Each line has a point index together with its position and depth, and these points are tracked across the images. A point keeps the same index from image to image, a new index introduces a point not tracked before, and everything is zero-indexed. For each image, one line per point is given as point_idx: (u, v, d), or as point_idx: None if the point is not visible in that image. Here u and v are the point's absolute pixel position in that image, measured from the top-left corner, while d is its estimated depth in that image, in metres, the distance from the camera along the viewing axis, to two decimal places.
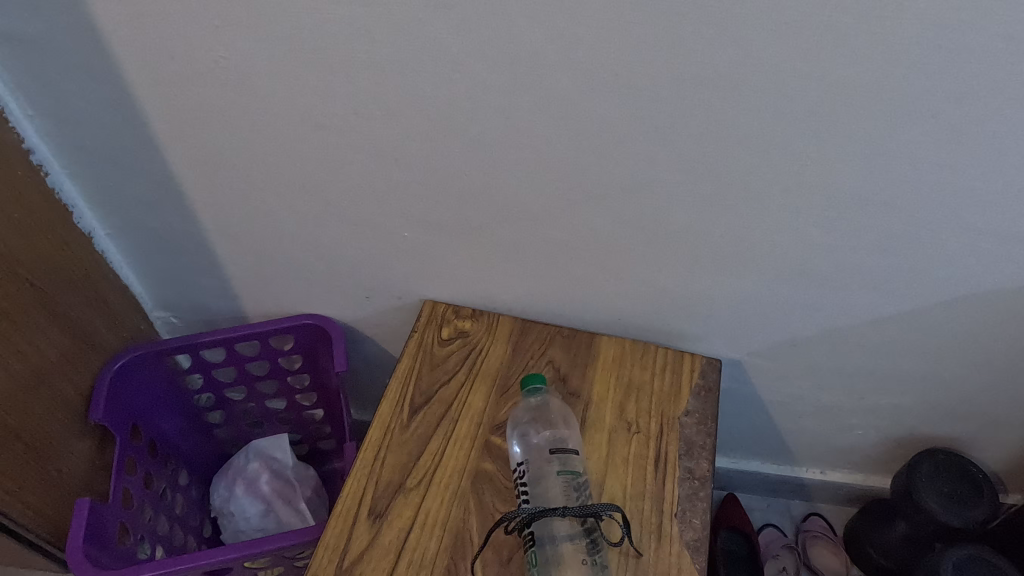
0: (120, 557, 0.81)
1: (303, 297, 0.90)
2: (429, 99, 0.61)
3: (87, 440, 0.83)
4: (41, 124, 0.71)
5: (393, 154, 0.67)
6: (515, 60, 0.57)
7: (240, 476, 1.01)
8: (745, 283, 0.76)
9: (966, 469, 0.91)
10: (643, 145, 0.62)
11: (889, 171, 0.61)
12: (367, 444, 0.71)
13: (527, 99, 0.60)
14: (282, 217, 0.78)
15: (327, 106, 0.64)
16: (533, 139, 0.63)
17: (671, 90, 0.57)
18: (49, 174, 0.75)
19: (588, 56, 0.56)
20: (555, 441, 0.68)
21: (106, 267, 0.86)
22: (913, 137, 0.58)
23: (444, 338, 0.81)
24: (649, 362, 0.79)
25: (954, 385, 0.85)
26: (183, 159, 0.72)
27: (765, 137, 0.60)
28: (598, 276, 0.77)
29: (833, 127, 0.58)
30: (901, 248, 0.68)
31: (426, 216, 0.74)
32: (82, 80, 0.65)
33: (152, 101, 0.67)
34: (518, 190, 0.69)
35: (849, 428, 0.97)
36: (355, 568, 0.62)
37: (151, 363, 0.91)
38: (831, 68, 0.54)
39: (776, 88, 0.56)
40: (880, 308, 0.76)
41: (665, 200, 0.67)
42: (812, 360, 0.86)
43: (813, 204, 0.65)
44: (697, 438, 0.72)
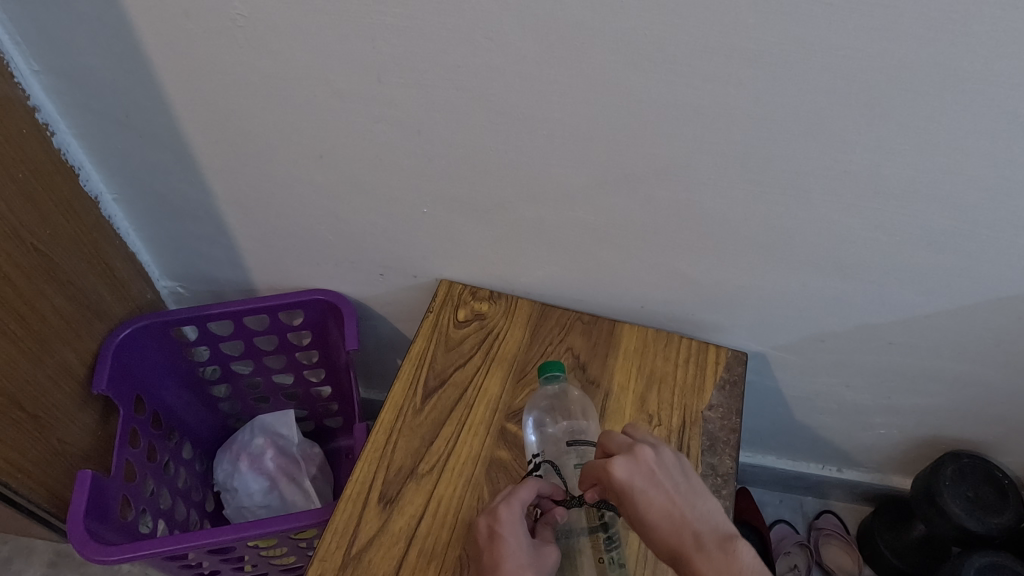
0: (121, 531, 0.79)
1: (314, 272, 0.88)
2: (457, 68, 0.58)
3: (90, 410, 0.81)
4: (47, 80, 0.67)
5: (417, 126, 0.64)
6: (554, 29, 0.53)
7: (245, 451, 0.99)
8: (776, 275, 0.73)
9: (991, 473, 0.89)
10: (682, 127, 0.59)
11: (943, 164, 0.57)
12: (378, 426, 0.68)
13: (563, 72, 0.56)
14: (297, 187, 0.75)
15: (348, 73, 0.61)
16: (566, 115, 0.60)
17: (719, 68, 0.53)
18: (55, 133, 0.72)
19: (631, 27, 0.52)
20: (572, 433, 0.66)
21: (113, 232, 0.83)
22: (974, 127, 0.54)
23: (460, 320, 0.78)
24: (672, 352, 0.76)
25: (986, 388, 0.83)
26: (195, 123, 0.69)
27: (814, 122, 0.56)
28: (622, 260, 0.74)
29: (891, 112, 0.54)
30: (947, 244, 0.65)
31: (448, 191, 0.71)
32: (90, 35, 0.62)
33: (164, 61, 0.63)
34: (548, 168, 0.65)
35: (870, 427, 0.95)
36: (364, 554, 0.60)
37: (157, 333, 0.88)
38: (893, 50, 0.50)
39: (833, 70, 0.52)
40: (918, 306, 0.73)
41: (703, 184, 0.64)
42: (840, 356, 0.83)
43: (860, 195, 0.62)
44: (720, 433, 0.70)
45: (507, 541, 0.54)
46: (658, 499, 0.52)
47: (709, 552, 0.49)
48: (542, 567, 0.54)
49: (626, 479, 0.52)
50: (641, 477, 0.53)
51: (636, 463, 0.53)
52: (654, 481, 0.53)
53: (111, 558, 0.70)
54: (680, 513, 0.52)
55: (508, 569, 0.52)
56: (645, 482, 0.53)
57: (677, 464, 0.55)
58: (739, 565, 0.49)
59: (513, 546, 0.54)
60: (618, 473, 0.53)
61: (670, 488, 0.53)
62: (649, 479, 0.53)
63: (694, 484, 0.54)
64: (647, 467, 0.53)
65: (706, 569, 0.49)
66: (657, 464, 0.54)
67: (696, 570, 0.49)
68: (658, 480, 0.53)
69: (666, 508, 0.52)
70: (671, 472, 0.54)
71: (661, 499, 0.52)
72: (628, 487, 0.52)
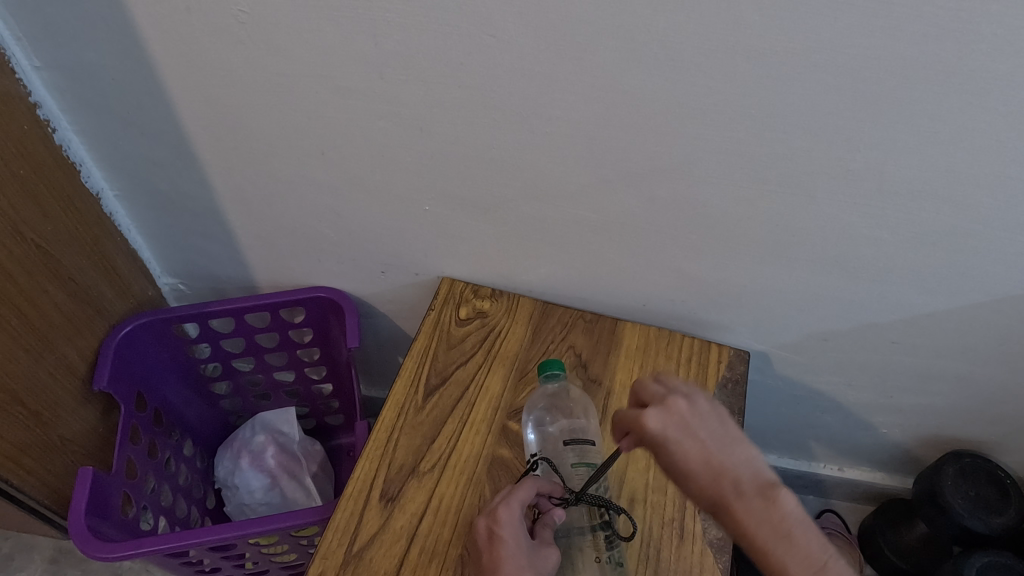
0: (122, 528, 0.79)
1: (316, 269, 0.88)
2: (460, 66, 0.58)
3: (91, 406, 0.81)
4: (48, 76, 0.67)
5: (420, 124, 0.64)
6: (557, 26, 0.53)
7: (245, 448, 0.99)
8: (779, 274, 0.72)
9: (993, 472, 0.89)
10: (686, 125, 0.59)
11: (948, 162, 0.57)
12: (380, 423, 0.68)
13: (566, 70, 0.56)
14: (299, 184, 0.74)
15: (350, 70, 0.60)
16: (569, 113, 0.60)
17: (723, 66, 0.53)
18: (57, 130, 0.72)
19: (635, 24, 0.52)
20: (571, 431, 0.66)
21: (114, 229, 0.83)
22: (980, 126, 0.53)
23: (462, 318, 0.78)
24: (674, 350, 0.76)
25: (988, 387, 0.82)
26: (197, 119, 0.69)
27: (818, 121, 0.56)
28: (625, 259, 0.74)
29: (896, 111, 0.54)
30: (951, 243, 0.64)
31: (450, 188, 0.71)
32: (91, 30, 0.62)
33: (166, 58, 0.63)
34: (551, 167, 0.65)
35: (872, 426, 0.95)
36: (365, 553, 0.60)
37: (158, 330, 0.88)
38: (898, 49, 0.49)
39: (837, 68, 0.51)
40: (921, 305, 0.73)
41: (707, 183, 0.63)
42: (843, 355, 0.83)
43: (864, 194, 0.61)
44: None
45: (505, 542, 0.54)
46: (694, 448, 0.49)
47: (751, 501, 0.47)
48: (542, 568, 0.54)
49: (659, 427, 0.50)
50: (673, 425, 0.50)
51: (669, 413, 0.51)
52: (688, 431, 0.50)
53: (111, 555, 0.69)
54: (719, 460, 0.49)
55: (508, 570, 0.52)
56: (677, 429, 0.50)
57: (714, 409, 0.52)
58: (780, 513, 0.47)
59: (511, 546, 0.54)
60: (649, 422, 0.50)
61: (703, 435, 0.50)
62: (684, 428, 0.50)
63: (731, 431, 0.51)
64: (677, 416, 0.50)
65: (748, 517, 0.47)
66: (691, 413, 0.51)
67: (738, 519, 0.47)
68: (694, 429, 0.50)
69: (704, 457, 0.49)
70: (707, 420, 0.51)
71: (695, 446, 0.49)
72: (660, 435, 0.50)
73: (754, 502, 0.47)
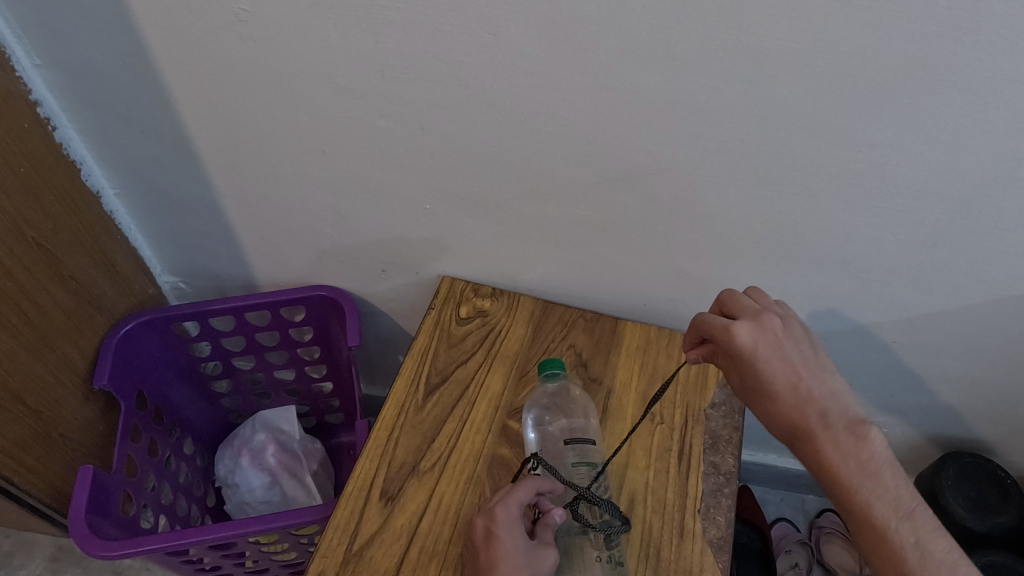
0: (122, 526, 0.79)
1: (317, 267, 0.87)
2: (461, 64, 0.58)
3: (92, 404, 0.81)
4: (48, 74, 0.67)
5: (421, 123, 0.64)
6: (558, 25, 0.53)
7: (246, 447, 0.99)
8: (780, 273, 0.72)
9: (994, 472, 0.89)
10: (688, 124, 0.58)
11: (950, 162, 0.57)
12: (380, 422, 0.68)
13: (566, 68, 0.56)
14: (300, 182, 0.74)
15: (351, 68, 0.60)
16: (570, 112, 0.60)
17: (723, 65, 0.53)
18: (57, 128, 0.72)
19: (636, 23, 0.51)
20: (570, 431, 0.67)
21: (115, 227, 0.83)
22: (983, 126, 0.53)
23: (462, 317, 0.78)
24: (674, 350, 0.76)
25: (989, 387, 0.82)
26: (198, 117, 0.69)
27: (820, 120, 0.56)
28: (625, 258, 0.74)
29: (897, 110, 0.54)
30: (952, 243, 0.64)
31: (451, 187, 0.71)
32: (91, 28, 0.61)
33: (166, 56, 0.63)
34: (552, 166, 0.65)
35: (873, 426, 0.95)
36: (365, 551, 0.60)
37: (158, 329, 0.88)
38: (900, 48, 0.49)
39: (839, 68, 0.51)
40: (922, 305, 0.73)
41: (708, 181, 0.63)
42: (843, 355, 0.83)
43: (866, 193, 0.61)
44: (722, 432, 0.70)
45: (501, 541, 0.54)
46: (782, 370, 0.57)
47: (838, 433, 0.55)
48: (541, 569, 0.54)
49: (750, 346, 0.57)
50: (763, 345, 0.57)
51: (762, 331, 0.57)
52: (779, 352, 0.57)
53: (111, 553, 0.70)
54: (802, 386, 0.57)
55: (502, 570, 0.52)
56: (767, 347, 0.57)
57: (801, 331, 0.60)
58: (867, 452, 0.54)
59: (506, 544, 0.54)
60: (741, 338, 0.57)
61: (790, 356, 0.58)
62: (777, 351, 0.57)
63: (819, 359, 0.59)
64: (765, 336, 0.57)
65: (833, 450, 0.54)
66: (784, 334, 0.58)
67: (819, 445, 0.55)
68: (782, 352, 0.57)
69: (790, 377, 0.57)
70: (797, 343, 0.58)
71: (780, 366, 0.57)
72: (749, 351, 0.57)
73: (813, 409, 0.56)
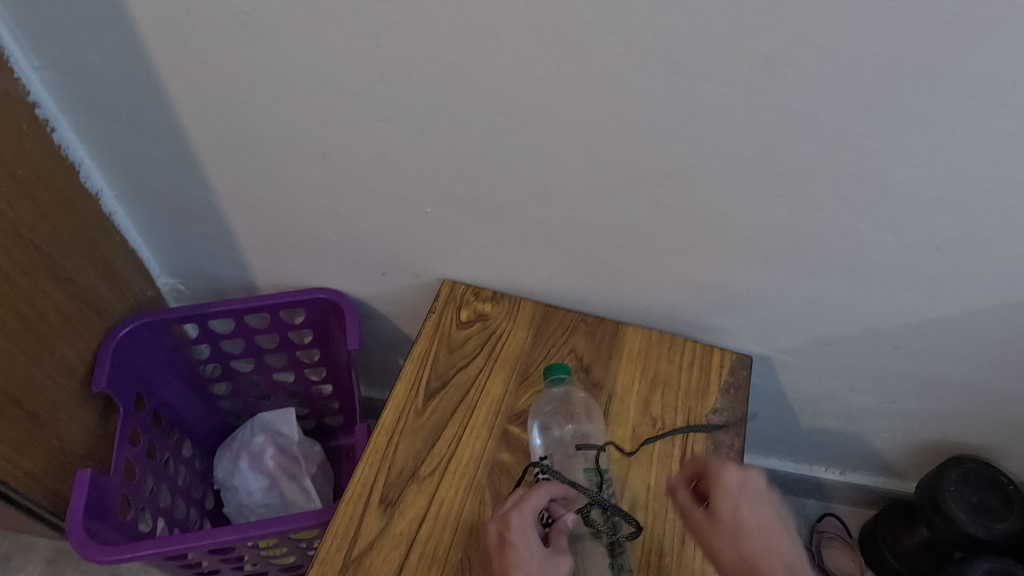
0: (120, 530, 0.78)
1: (316, 270, 0.87)
2: (462, 67, 0.57)
3: (90, 408, 0.80)
4: (47, 76, 0.67)
5: (422, 126, 0.64)
6: (560, 29, 0.52)
7: (245, 449, 0.99)
8: (782, 278, 0.72)
9: (996, 478, 0.88)
10: (690, 129, 0.58)
11: (954, 168, 0.56)
12: (380, 427, 0.68)
13: (568, 72, 0.56)
14: (300, 185, 0.74)
15: (351, 71, 0.60)
16: (572, 116, 0.59)
17: (726, 69, 0.53)
18: (56, 130, 0.71)
19: (639, 27, 0.51)
20: (579, 436, 0.66)
21: (113, 229, 0.83)
22: (989, 131, 0.53)
23: (463, 321, 0.77)
24: (676, 355, 0.76)
25: (991, 393, 0.82)
26: (197, 120, 0.69)
27: (825, 125, 0.55)
28: (627, 262, 0.74)
29: (901, 116, 0.53)
30: (957, 249, 0.64)
31: (451, 190, 0.70)
32: (90, 30, 0.61)
33: (166, 58, 0.62)
34: (553, 170, 0.65)
35: (875, 430, 0.94)
36: (364, 558, 0.60)
37: (157, 331, 0.88)
38: (905, 53, 0.49)
39: (844, 74, 0.51)
40: (925, 310, 0.72)
41: (710, 186, 0.63)
42: (845, 360, 0.82)
43: (870, 199, 0.61)
44: (725, 438, 0.69)
45: (516, 548, 0.53)
46: (759, 516, 0.54)
47: None
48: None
49: (737, 488, 0.55)
50: (746, 494, 0.55)
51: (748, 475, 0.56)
52: (760, 498, 0.55)
53: (109, 558, 0.69)
54: (774, 536, 0.53)
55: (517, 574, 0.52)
56: (749, 499, 0.55)
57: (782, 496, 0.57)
58: None
59: (520, 552, 0.53)
60: (732, 480, 0.55)
61: (769, 511, 0.55)
62: (758, 496, 0.55)
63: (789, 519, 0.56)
64: (748, 487, 0.55)
65: None
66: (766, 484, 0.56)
67: None
68: (765, 500, 0.55)
69: (765, 525, 0.54)
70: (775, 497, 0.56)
71: (759, 515, 0.54)
72: (732, 494, 0.55)
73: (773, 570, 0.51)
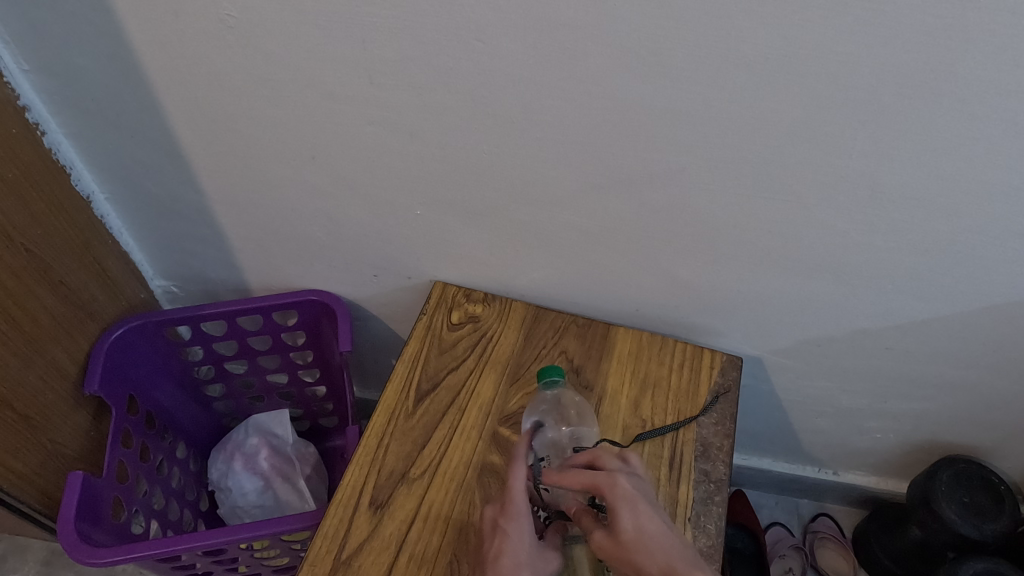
0: (113, 532, 0.79)
1: (308, 272, 0.87)
2: (449, 70, 0.57)
3: (82, 410, 0.80)
4: (37, 80, 0.67)
5: (410, 129, 0.64)
6: (545, 31, 0.52)
7: (239, 450, 0.99)
8: (771, 279, 0.72)
9: (988, 478, 0.88)
10: (677, 131, 0.58)
11: (940, 169, 0.57)
12: (370, 429, 0.68)
13: (553, 75, 0.56)
14: (290, 188, 0.74)
15: (339, 74, 0.60)
16: (559, 118, 0.59)
17: (711, 71, 0.53)
18: (46, 133, 0.71)
19: (623, 30, 0.51)
20: (574, 439, 0.67)
21: (105, 232, 0.83)
22: (973, 133, 0.53)
23: (454, 323, 0.77)
24: (666, 356, 0.76)
25: (982, 393, 0.82)
26: (187, 123, 0.69)
27: (810, 127, 0.55)
28: (617, 264, 0.74)
29: (886, 118, 0.53)
30: (945, 250, 0.64)
31: (440, 192, 0.70)
32: (79, 33, 0.61)
33: (154, 61, 0.63)
34: (542, 171, 0.65)
35: (867, 430, 0.94)
36: (354, 559, 0.60)
37: (149, 333, 0.88)
38: (889, 55, 0.49)
39: (830, 75, 0.51)
40: (915, 311, 0.72)
41: (698, 187, 0.63)
42: (836, 360, 0.82)
43: (857, 200, 0.61)
44: (714, 439, 0.70)
45: (510, 538, 0.54)
46: (649, 517, 0.54)
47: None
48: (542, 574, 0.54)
49: (628, 494, 0.55)
50: (636, 498, 0.55)
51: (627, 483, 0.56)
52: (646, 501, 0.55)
53: (101, 560, 0.69)
54: (665, 534, 0.54)
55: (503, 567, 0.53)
56: (638, 502, 0.55)
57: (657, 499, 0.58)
58: None
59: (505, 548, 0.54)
60: (621, 488, 0.55)
61: (654, 510, 0.55)
62: (643, 498, 0.55)
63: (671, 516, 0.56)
64: (637, 492, 0.55)
65: None
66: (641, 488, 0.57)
67: None
68: (650, 502, 0.56)
69: (656, 525, 0.54)
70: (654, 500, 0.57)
71: (648, 516, 0.54)
72: (625, 503, 0.54)
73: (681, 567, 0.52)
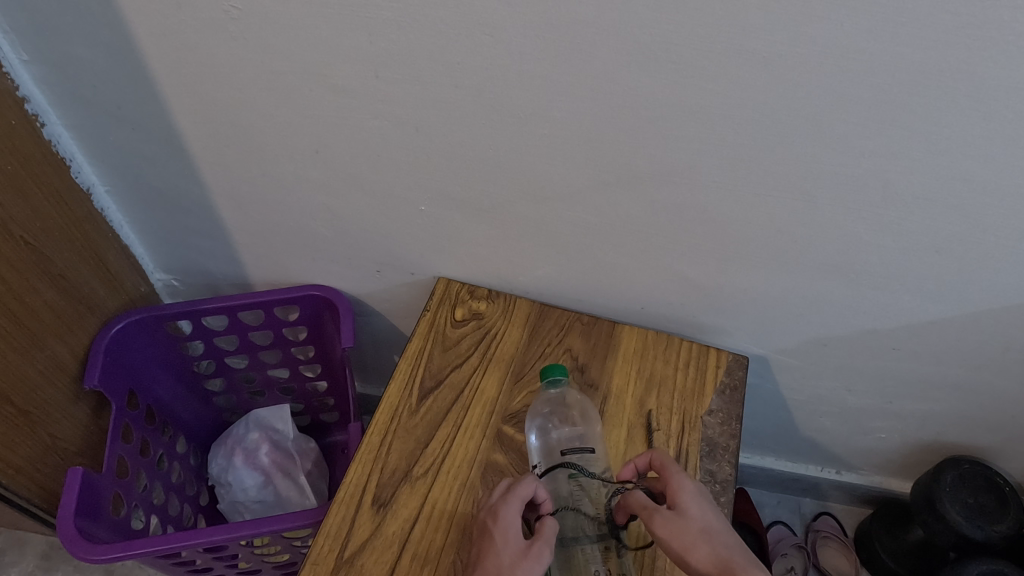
0: (113, 528, 0.78)
1: (311, 268, 0.87)
2: (457, 65, 0.56)
3: (82, 405, 0.80)
4: (37, 71, 0.66)
5: (416, 124, 0.63)
6: (555, 26, 0.51)
7: (239, 445, 0.98)
8: (779, 279, 0.71)
9: (993, 479, 0.88)
10: (687, 130, 0.57)
11: (954, 170, 0.56)
12: (373, 426, 0.68)
13: (563, 71, 0.55)
14: (294, 183, 0.73)
15: (346, 69, 0.59)
16: (568, 114, 0.58)
17: (724, 68, 0.52)
18: (46, 125, 0.70)
19: (636, 26, 0.50)
20: (574, 438, 0.65)
21: (105, 225, 0.82)
22: (989, 135, 0.52)
23: (457, 320, 0.77)
24: (671, 354, 0.75)
25: (989, 395, 0.82)
26: (189, 115, 0.68)
27: (825, 125, 0.54)
28: (623, 262, 0.73)
29: (899, 119, 0.53)
30: (957, 251, 0.63)
31: (447, 189, 0.70)
32: (81, 25, 0.60)
33: (157, 54, 0.62)
34: (550, 168, 0.64)
35: (871, 430, 0.94)
36: (356, 558, 0.59)
37: (150, 328, 0.88)
38: (906, 53, 0.48)
39: (842, 74, 0.50)
40: (922, 312, 0.72)
41: (707, 186, 0.62)
42: (842, 360, 0.82)
43: (869, 201, 0.60)
44: (720, 439, 0.69)
45: (493, 540, 0.54)
46: (710, 516, 0.54)
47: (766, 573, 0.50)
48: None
49: (693, 491, 0.56)
50: (701, 496, 0.56)
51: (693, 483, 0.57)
52: (708, 501, 0.56)
53: (101, 556, 0.69)
54: (728, 533, 0.53)
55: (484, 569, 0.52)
56: (705, 502, 0.55)
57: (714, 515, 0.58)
58: None
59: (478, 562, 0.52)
60: (688, 485, 0.56)
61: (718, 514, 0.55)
62: (706, 499, 0.56)
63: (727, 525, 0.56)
64: (699, 491, 0.56)
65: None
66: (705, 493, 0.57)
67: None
68: (713, 507, 0.56)
69: (719, 522, 0.54)
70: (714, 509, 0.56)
71: (712, 514, 0.54)
72: (692, 499, 0.55)
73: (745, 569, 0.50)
